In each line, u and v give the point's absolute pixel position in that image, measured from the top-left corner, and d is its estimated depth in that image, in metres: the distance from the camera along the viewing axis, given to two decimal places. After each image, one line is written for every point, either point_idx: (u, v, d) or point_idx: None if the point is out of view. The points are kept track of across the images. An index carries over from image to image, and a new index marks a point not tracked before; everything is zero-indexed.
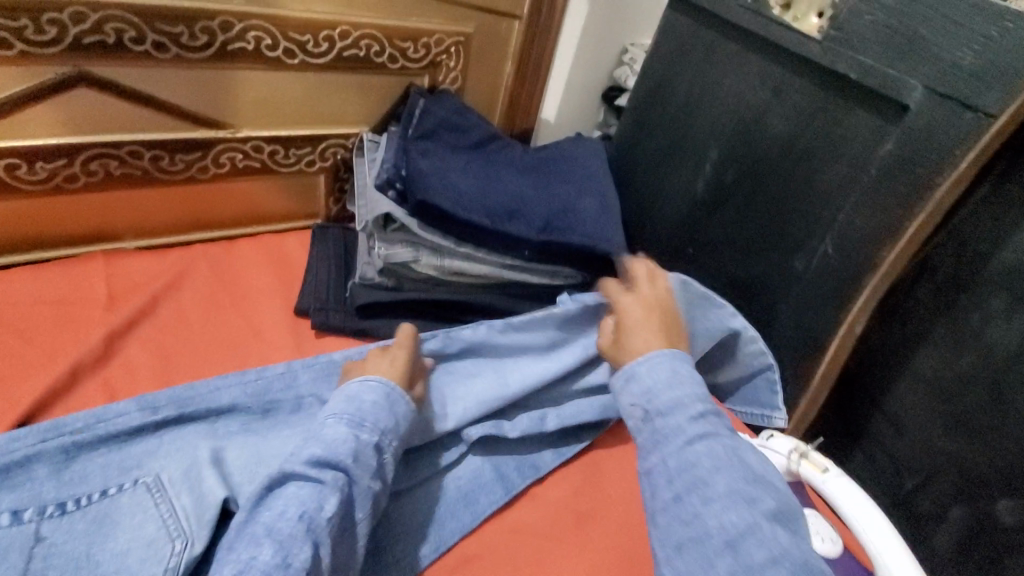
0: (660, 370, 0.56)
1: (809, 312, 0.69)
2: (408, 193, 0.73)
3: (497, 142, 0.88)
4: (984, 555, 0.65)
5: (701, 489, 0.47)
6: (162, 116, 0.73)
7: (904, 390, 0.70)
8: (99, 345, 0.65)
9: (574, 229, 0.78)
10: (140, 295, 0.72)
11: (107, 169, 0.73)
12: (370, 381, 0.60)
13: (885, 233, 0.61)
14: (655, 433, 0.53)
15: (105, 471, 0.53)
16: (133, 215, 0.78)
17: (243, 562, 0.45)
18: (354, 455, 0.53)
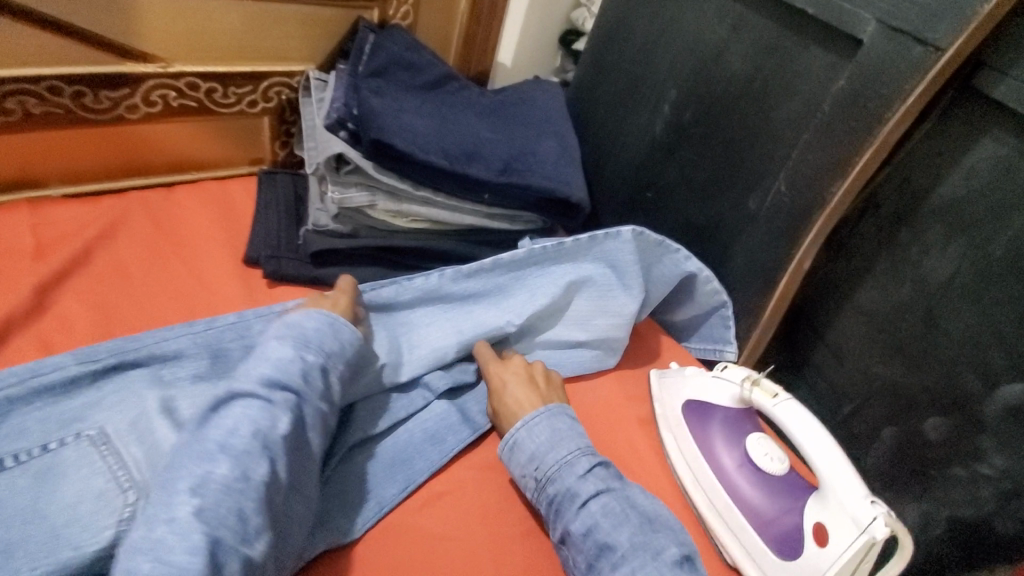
0: (539, 430, 0.58)
1: (762, 250, 0.71)
2: (362, 133, 0.70)
3: (453, 82, 0.85)
4: (913, 467, 0.71)
5: (609, 557, 0.50)
6: (82, 48, 0.67)
7: (846, 322, 0.75)
8: (27, 298, 0.60)
9: (534, 171, 0.77)
10: (71, 244, 0.67)
11: (24, 107, 0.66)
12: (312, 312, 0.57)
13: (836, 168, 0.62)
14: (553, 501, 0.54)
15: (43, 426, 0.50)
16: (55, 159, 0.72)
17: (200, 475, 0.43)
18: (302, 375, 0.51)
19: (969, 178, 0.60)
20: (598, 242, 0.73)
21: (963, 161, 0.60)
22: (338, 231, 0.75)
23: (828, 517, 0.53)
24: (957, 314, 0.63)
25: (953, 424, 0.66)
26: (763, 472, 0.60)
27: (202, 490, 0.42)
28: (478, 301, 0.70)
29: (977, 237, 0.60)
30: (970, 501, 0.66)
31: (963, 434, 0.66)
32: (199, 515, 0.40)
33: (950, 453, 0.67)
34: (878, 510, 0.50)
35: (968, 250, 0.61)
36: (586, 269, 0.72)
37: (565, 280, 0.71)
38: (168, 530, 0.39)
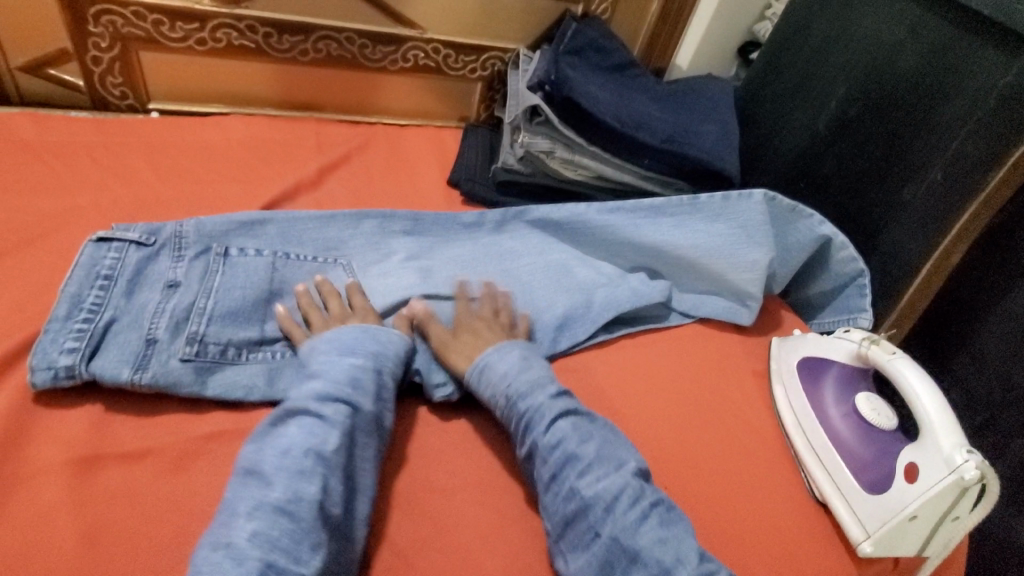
0: (509, 357, 0.64)
1: (910, 238, 0.77)
2: (556, 93, 0.87)
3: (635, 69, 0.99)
4: None
5: (575, 464, 0.56)
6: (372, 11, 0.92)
7: (994, 326, 0.80)
8: (313, 173, 0.85)
9: (693, 146, 0.88)
10: (341, 148, 0.92)
11: (328, 49, 0.93)
12: (366, 327, 0.62)
13: (991, 162, 0.69)
14: (523, 416, 0.59)
15: (314, 245, 0.73)
16: (336, 93, 0.98)
17: (259, 496, 0.48)
18: (354, 386, 0.56)
19: None
20: (731, 201, 0.82)
21: None
22: (520, 171, 0.91)
23: (922, 458, 0.58)
24: None
25: None
26: (867, 423, 0.64)
27: (258, 513, 0.46)
28: (619, 233, 0.81)
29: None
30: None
31: None
32: (256, 535, 0.45)
33: None
34: (972, 457, 0.55)
35: None
36: (721, 231, 0.81)
37: (703, 237, 0.81)
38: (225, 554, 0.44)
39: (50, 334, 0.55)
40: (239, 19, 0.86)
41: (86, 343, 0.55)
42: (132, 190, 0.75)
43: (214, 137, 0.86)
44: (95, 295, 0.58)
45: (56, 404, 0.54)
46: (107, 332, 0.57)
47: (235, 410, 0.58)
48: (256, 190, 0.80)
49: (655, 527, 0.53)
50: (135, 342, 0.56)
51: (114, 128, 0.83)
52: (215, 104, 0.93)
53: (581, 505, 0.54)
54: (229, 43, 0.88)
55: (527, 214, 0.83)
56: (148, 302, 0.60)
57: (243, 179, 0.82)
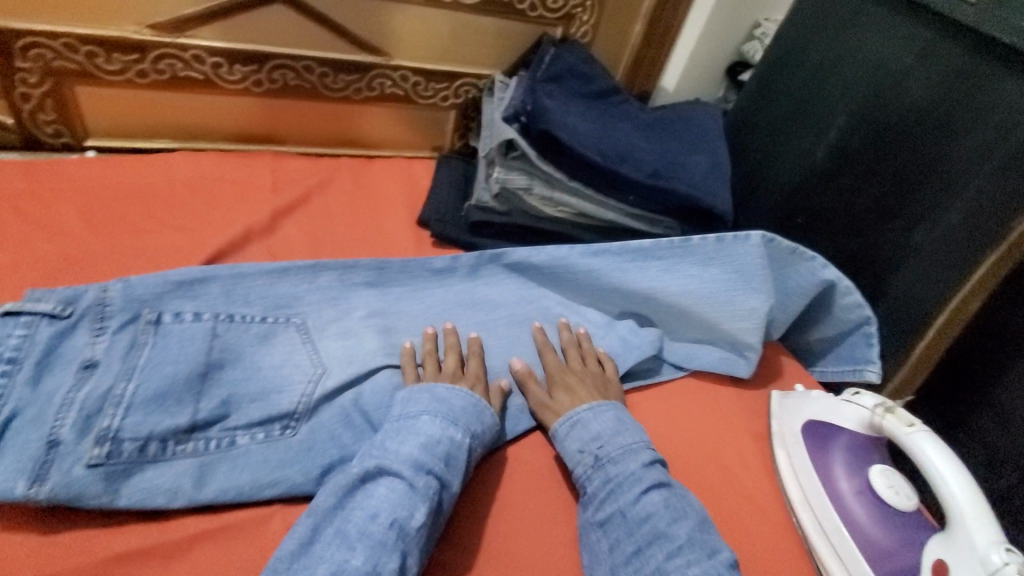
0: (607, 418, 0.61)
1: (923, 283, 0.70)
2: (532, 126, 0.80)
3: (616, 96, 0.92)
4: None
5: (664, 543, 0.51)
6: (332, 37, 0.85)
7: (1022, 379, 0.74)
8: (265, 218, 0.78)
9: (679, 181, 0.81)
10: (299, 187, 0.84)
11: (285, 79, 0.86)
12: (458, 390, 0.59)
13: (1015, 203, 0.61)
14: (609, 480, 0.56)
15: (264, 303, 0.64)
16: (297, 125, 0.92)
17: (336, 563, 0.45)
18: (444, 458, 0.52)
19: None
20: (726, 241, 0.73)
21: None
22: (497, 209, 0.84)
23: (952, 555, 0.50)
24: None
25: None
26: (885, 505, 0.57)
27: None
28: (603, 279, 0.74)
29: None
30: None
31: None
32: None
33: None
34: (1012, 557, 0.48)
35: None
36: (716, 278, 0.73)
37: (696, 282, 0.74)
38: None
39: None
40: (184, 49, 0.79)
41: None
42: (56, 244, 0.67)
43: (157, 179, 0.79)
44: None
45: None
46: (5, 432, 0.48)
47: (154, 521, 0.50)
48: (201, 240, 0.73)
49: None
50: (36, 445, 0.47)
51: (43, 171, 0.75)
52: (164, 140, 0.86)
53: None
54: (174, 74, 0.80)
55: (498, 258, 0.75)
56: (56, 390, 0.51)
57: (187, 227, 0.74)
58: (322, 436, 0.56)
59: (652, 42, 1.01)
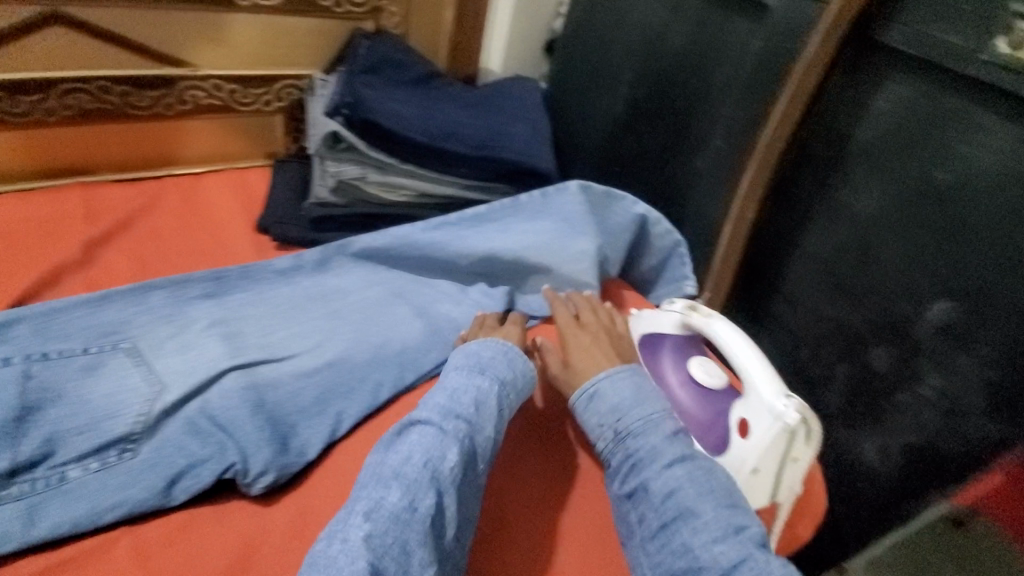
0: (625, 384, 0.63)
1: (707, 202, 0.85)
2: (353, 117, 0.82)
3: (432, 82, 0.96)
4: (866, 403, 0.76)
5: (689, 519, 0.52)
6: (125, 54, 0.83)
7: (795, 271, 0.82)
8: (77, 255, 0.73)
9: (495, 150, 0.86)
10: (117, 214, 0.80)
11: (77, 101, 0.80)
12: (488, 341, 0.67)
13: (755, 123, 0.78)
14: (631, 459, 0.58)
15: (85, 333, 0.62)
16: (103, 151, 0.86)
17: (373, 500, 0.50)
18: (474, 405, 0.58)
19: (882, 116, 0.70)
20: (546, 194, 0.85)
21: (874, 101, 0.70)
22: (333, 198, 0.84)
23: (750, 413, 0.60)
24: (888, 247, 0.71)
25: (894, 354, 0.72)
26: (706, 388, 0.66)
27: (374, 517, 0.48)
28: (445, 248, 0.80)
29: (895, 165, 0.69)
30: (843, 371, 0.78)
31: (904, 365, 0.71)
32: (368, 540, 0.46)
33: (895, 383, 0.73)
34: (791, 402, 0.58)
35: (890, 185, 0.70)
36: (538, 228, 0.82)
37: (525, 234, 0.82)
38: (342, 549, 0.45)
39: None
40: None
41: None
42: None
43: None
44: None
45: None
46: None
47: None
48: (2, 289, 0.67)
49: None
50: None
51: None
52: None
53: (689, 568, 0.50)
54: None
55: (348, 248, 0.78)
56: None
57: None
58: (169, 446, 0.56)
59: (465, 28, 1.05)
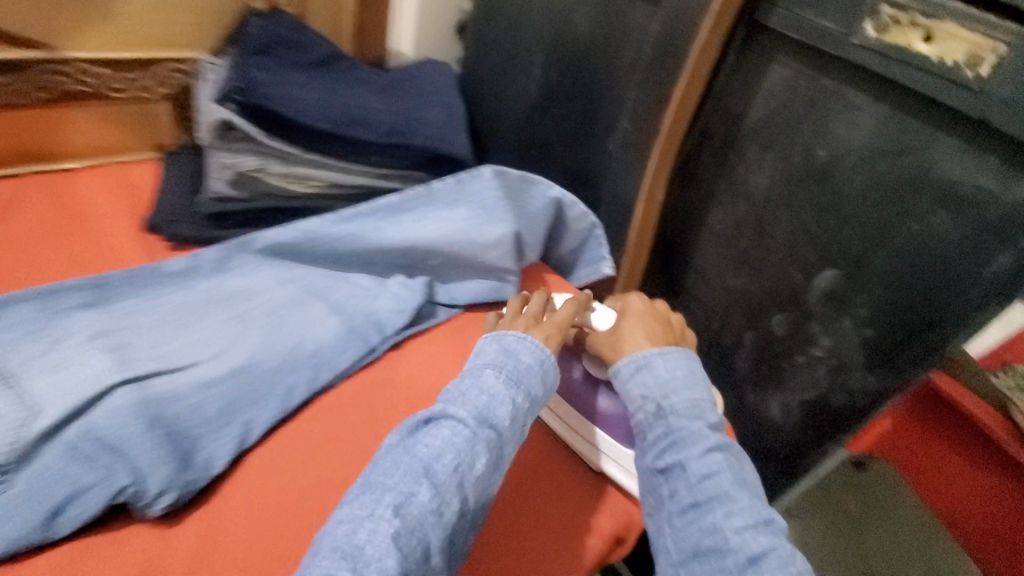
0: (675, 364, 0.60)
1: (793, 226, 0.74)
2: (425, 120, 0.87)
3: (466, 91, 1.00)
4: (818, 429, 0.80)
5: (725, 502, 0.51)
6: (217, 35, 0.87)
7: (860, 314, 0.70)
8: (156, 221, 0.75)
9: (553, 155, 0.90)
10: (189, 184, 0.81)
11: (174, 83, 0.85)
12: (677, 352, 0.61)
13: (889, 143, 0.64)
14: (670, 432, 0.56)
15: (172, 313, 0.64)
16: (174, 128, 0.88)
17: (402, 495, 0.45)
18: (509, 418, 0.52)
19: (844, 152, 0.67)
20: (520, 186, 0.83)
21: (828, 135, 0.68)
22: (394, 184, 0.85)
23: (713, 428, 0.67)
24: (839, 290, 0.72)
25: (843, 390, 0.75)
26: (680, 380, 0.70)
27: (403, 512, 0.44)
28: (372, 222, 0.77)
29: (842, 208, 0.69)
30: (812, 384, 0.78)
31: (859, 402, 0.74)
32: (397, 539, 0.42)
33: (850, 418, 0.76)
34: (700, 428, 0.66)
35: (852, 226, 0.68)
36: (598, 232, 0.85)
37: (581, 233, 0.86)
38: (370, 539, 0.42)
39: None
40: (69, 64, 0.75)
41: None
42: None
43: (33, 196, 0.74)
44: None
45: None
46: None
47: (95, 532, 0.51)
48: (92, 254, 0.70)
49: (783, 569, 0.46)
50: None
51: None
52: (28, 163, 0.78)
53: (717, 546, 0.49)
54: (60, 91, 0.76)
55: (342, 214, 0.76)
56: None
57: (72, 246, 0.70)
58: (251, 391, 0.60)
59: (425, 24, 1.07)
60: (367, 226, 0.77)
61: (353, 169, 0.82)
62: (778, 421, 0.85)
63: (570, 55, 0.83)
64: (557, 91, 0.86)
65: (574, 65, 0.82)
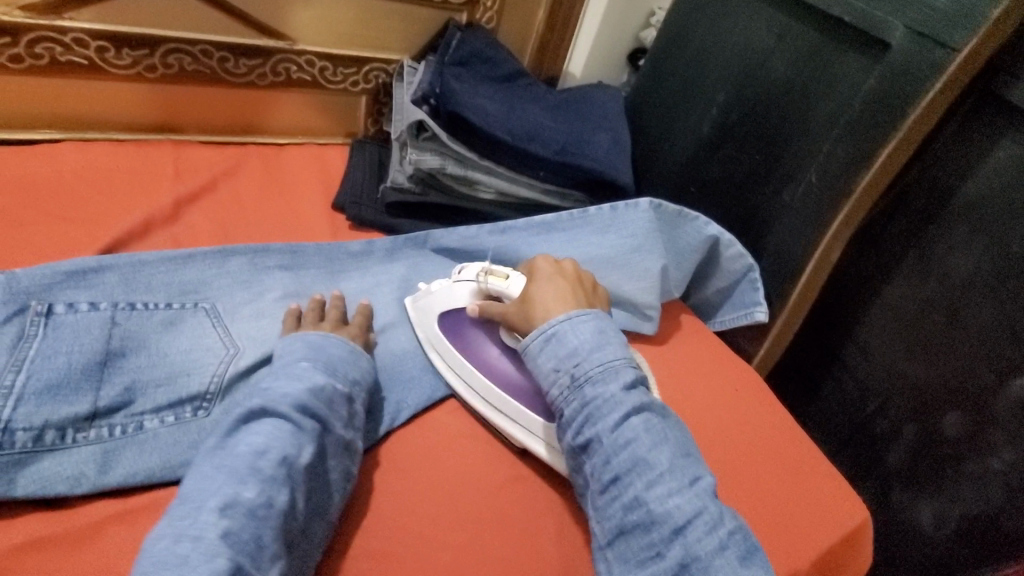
0: (586, 330, 0.58)
1: (990, 320, 0.66)
2: (592, 143, 0.89)
3: (632, 116, 1.01)
4: (982, 548, 0.71)
5: (643, 471, 0.51)
6: (420, 42, 0.95)
7: None
8: (343, 201, 0.83)
9: (716, 194, 0.87)
10: (372, 172, 0.89)
11: (377, 81, 0.95)
12: (581, 313, 0.59)
13: None
14: (586, 403, 0.55)
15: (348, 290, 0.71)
16: (366, 121, 0.98)
17: (228, 496, 0.43)
18: (326, 404, 0.52)
19: None
20: (676, 220, 0.81)
21: None
22: (554, 202, 0.89)
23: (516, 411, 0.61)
24: None
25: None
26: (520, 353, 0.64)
27: (230, 512, 0.42)
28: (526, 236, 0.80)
29: None
30: (981, 499, 0.70)
31: None
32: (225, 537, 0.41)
33: None
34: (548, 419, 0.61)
35: None
36: (753, 274, 0.80)
37: (734, 274, 0.82)
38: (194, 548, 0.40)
39: (64, 398, 0.49)
40: (300, 55, 0.86)
41: (124, 436, 0.50)
42: (162, 230, 0.71)
43: (251, 165, 0.86)
44: (127, 340, 0.55)
45: (51, 502, 0.47)
46: (134, 396, 0.52)
47: None
48: (288, 224, 0.79)
49: (708, 534, 0.47)
50: (173, 394, 0.54)
51: (153, 151, 0.81)
52: (250, 135, 0.91)
53: (643, 518, 0.49)
54: (288, 77, 0.87)
55: (501, 226, 0.80)
56: (174, 351, 0.57)
57: (275, 213, 0.80)
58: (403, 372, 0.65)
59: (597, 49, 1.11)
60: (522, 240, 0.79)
61: (522, 184, 0.87)
62: (926, 530, 0.76)
63: (757, 98, 0.80)
64: (734, 133, 0.83)
65: (760, 108, 0.79)
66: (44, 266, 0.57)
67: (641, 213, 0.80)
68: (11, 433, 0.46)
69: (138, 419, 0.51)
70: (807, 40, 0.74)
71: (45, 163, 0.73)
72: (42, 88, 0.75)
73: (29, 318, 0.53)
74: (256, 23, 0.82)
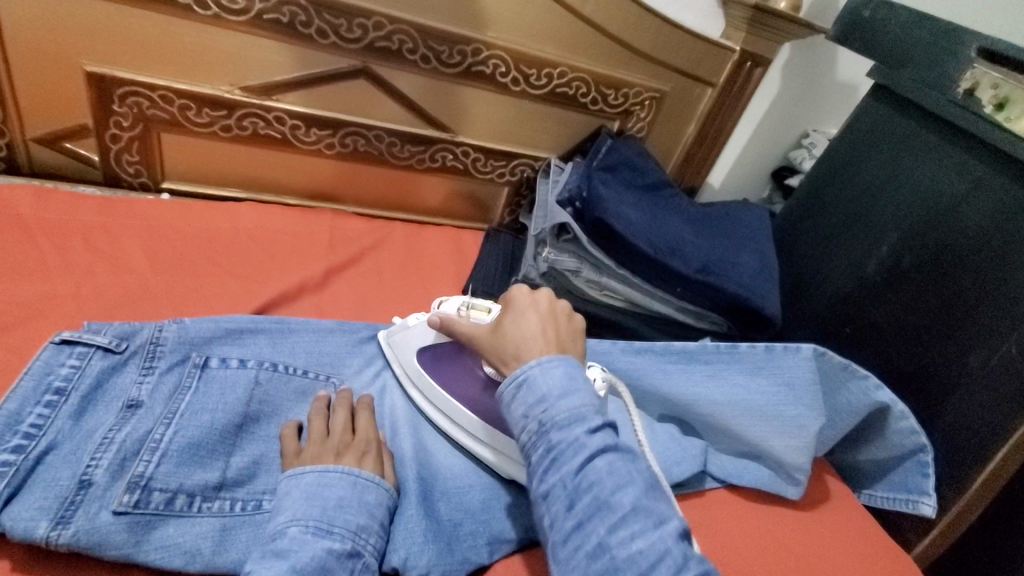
0: (555, 375, 0.48)
1: None
2: (736, 264, 0.83)
3: (780, 240, 0.95)
4: None
5: (607, 516, 0.41)
6: (569, 142, 0.97)
7: None
8: (474, 287, 0.84)
9: (881, 343, 0.78)
10: (503, 262, 0.90)
11: (522, 175, 0.98)
12: (548, 357, 0.49)
13: None
14: (552, 450, 0.44)
15: None
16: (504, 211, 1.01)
17: None
18: (318, 573, 0.42)
19: None
20: (844, 376, 0.70)
21: None
22: (688, 321, 0.84)
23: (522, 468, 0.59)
24: None
25: None
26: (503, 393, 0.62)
27: None
28: (662, 362, 0.74)
29: None
30: None
31: None
32: None
33: None
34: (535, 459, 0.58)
35: None
36: (927, 457, 0.67)
37: (900, 449, 0.69)
38: None
39: (200, 462, 0.49)
40: (458, 146, 0.91)
41: (244, 513, 0.49)
42: (310, 296, 0.74)
43: (394, 240, 0.90)
44: (260, 411, 0.56)
45: (169, 571, 0.46)
46: (258, 472, 0.52)
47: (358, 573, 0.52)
48: (419, 304, 0.80)
49: None
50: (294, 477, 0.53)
51: (313, 217, 0.87)
52: (399, 212, 0.97)
53: (606, 569, 0.39)
54: (443, 164, 0.93)
55: (632, 346, 0.75)
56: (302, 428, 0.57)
57: (409, 291, 0.82)
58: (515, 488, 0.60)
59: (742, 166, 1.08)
60: (657, 366, 0.73)
61: (655, 297, 0.83)
62: None
63: (943, 245, 0.72)
64: (906, 278, 0.75)
65: (944, 257, 0.71)
66: (210, 321, 0.62)
67: (801, 363, 0.70)
68: (149, 493, 0.46)
69: (259, 497, 0.50)
70: (1010, 192, 0.66)
71: (226, 219, 0.81)
72: (238, 155, 0.84)
73: (187, 370, 0.55)
74: (424, 115, 0.87)
